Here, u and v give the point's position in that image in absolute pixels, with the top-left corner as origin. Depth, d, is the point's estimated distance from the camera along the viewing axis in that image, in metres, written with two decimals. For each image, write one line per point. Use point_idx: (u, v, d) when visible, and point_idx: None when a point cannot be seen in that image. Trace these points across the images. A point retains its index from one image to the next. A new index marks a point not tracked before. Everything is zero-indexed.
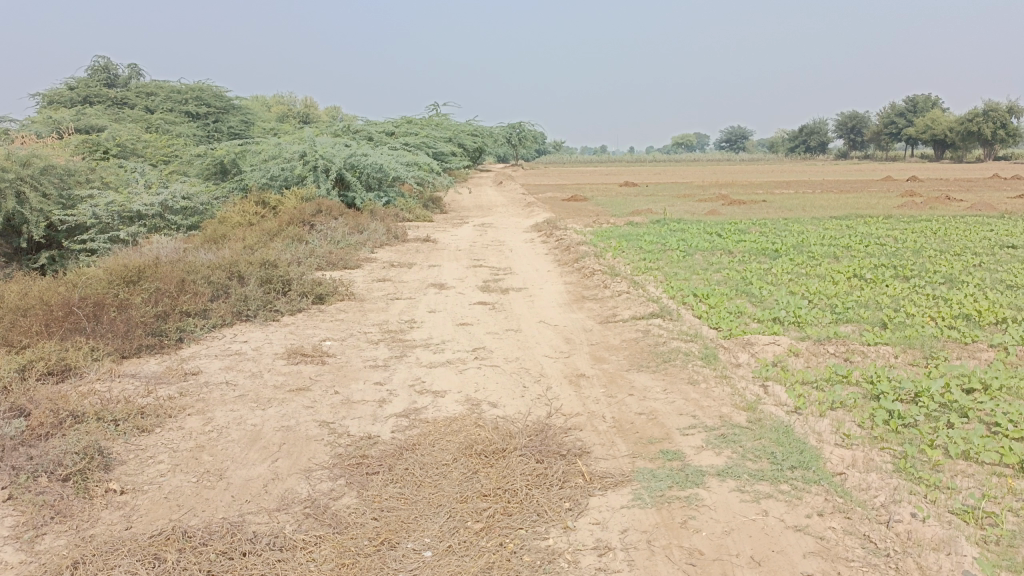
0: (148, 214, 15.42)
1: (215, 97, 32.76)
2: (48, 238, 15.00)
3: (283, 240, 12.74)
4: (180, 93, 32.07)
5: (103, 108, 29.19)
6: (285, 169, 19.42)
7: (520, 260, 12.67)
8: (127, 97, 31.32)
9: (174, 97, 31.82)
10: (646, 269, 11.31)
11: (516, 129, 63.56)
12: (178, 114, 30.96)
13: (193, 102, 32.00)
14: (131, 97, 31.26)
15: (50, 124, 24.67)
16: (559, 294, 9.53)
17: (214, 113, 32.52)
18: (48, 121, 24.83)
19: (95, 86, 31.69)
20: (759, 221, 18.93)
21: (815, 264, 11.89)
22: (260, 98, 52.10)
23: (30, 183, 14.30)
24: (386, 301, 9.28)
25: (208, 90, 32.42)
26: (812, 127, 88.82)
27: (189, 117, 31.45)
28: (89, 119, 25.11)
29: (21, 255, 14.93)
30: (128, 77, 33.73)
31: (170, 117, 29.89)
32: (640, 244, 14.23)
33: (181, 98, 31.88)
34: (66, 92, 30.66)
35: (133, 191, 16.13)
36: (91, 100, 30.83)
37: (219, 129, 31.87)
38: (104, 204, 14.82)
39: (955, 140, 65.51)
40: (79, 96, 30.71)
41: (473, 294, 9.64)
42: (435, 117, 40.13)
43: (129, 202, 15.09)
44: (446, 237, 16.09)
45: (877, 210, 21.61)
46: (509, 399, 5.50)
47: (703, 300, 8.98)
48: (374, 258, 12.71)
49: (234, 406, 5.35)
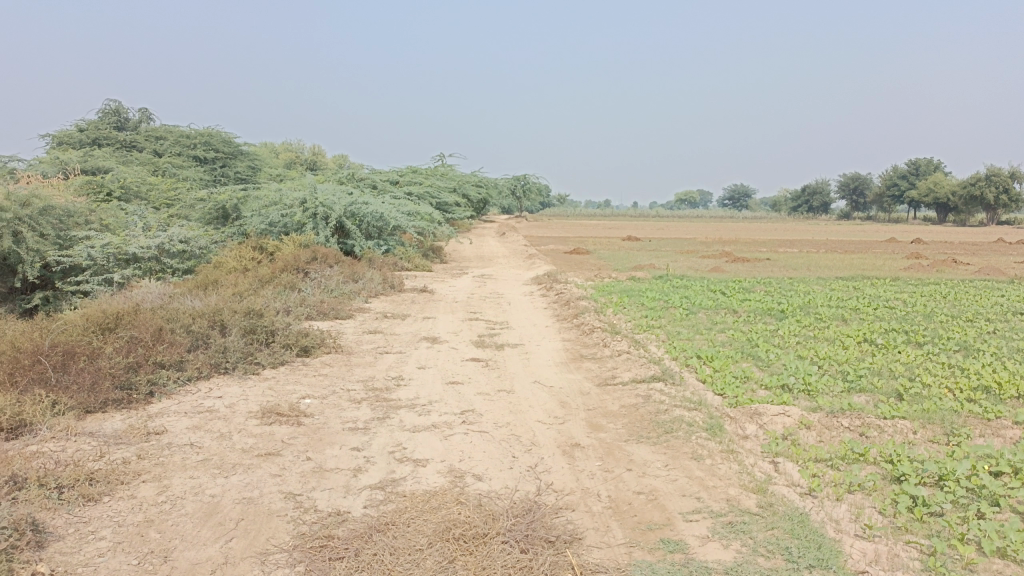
0: (143, 257, 15.18)
1: (223, 142, 32.85)
2: (43, 279, 14.72)
3: (274, 288, 12.37)
4: (188, 138, 32.16)
5: (111, 150, 29.22)
6: (284, 215, 19.18)
7: (518, 314, 12.27)
8: (136, 140, 31.41)
9: (182, 141, 31.92)
10: (648, 327, 10.90)
11: (521, 181, 63.87)
12: (185, 158, 30.99)
13: (201, 147, 32.06)
14: (140, 140, 31.33)
15: (57, 165, 24.62)
16: (556, 352, 9.10)
17: (221, 158, 32.57)
18: (54, 162, 24.79)
19: (104, 129, 31.79)
20: (764, 279, 18.60)
21: (823, 327, 11.48)
22: (267, 144, 52.52)
23: (28, 223, 14.07)
24: (375, 354, 8.85)
25: (216, 136, 32.52)
26: (815, 186, 89.30)
27: (196, 161, 31.47)
28: (95, 161, 25.06)
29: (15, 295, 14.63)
30: (138, 121, 33.89)
31: (176, 161, 29.90)
32: (642, 301, 13.86)
33: (189, 142, 31.97)
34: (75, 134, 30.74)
35: (130, 234, 15.87)
36: (100, 142, 30.88)
37: (225, 174, 31.84)
38: (100, 246, 14.57)
39: (957, 203, 65.72)
40: (88, 137, 30.79)
41: (467, 350, 9.22)
42: (440, 167, 40.23)
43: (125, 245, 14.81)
44: (443, 288, 15.74)
45: (883, 272, 21.29)
46: (496, 471, 5.03)
47: (707, 363, 8.54)
48: (368, 309, 12.33)
49: (194, 473, 4.89)
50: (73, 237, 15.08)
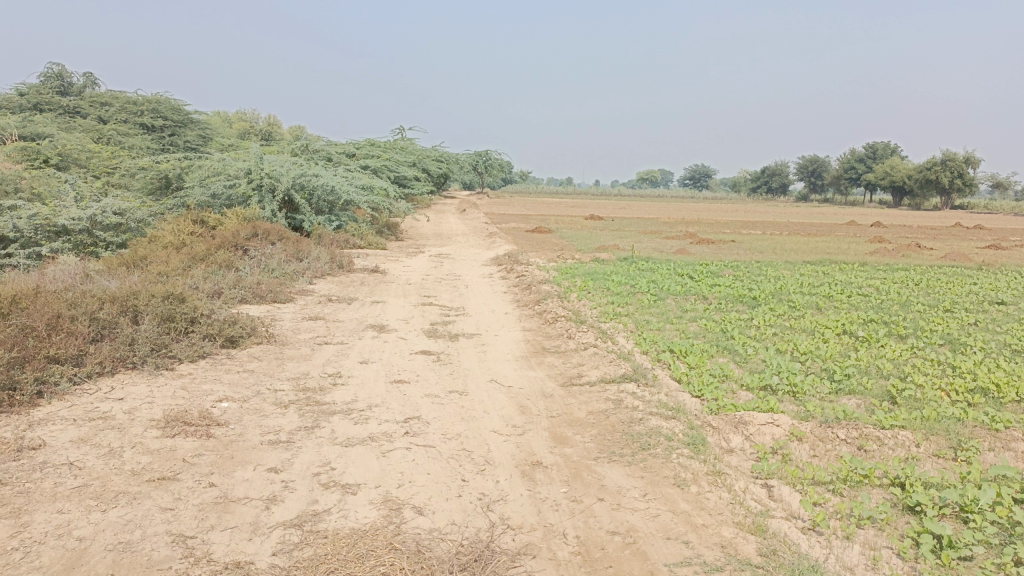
0: (75, 229, 13.83)
1: (173, 110, 31.09)
2: None
3: (209, 267, 11.26)
4: (136, 104, 30.34)
5: (53, 116, 27.41)
6: (229, 186, 17.94)
7: (475, 299, 11.38)
8: (80, 105, 29.55)
9: (130, 108, 30.18)
10: (615, 316, 10.10)
11: (483, 156, 62.66)
12: (132, 126, 29.30)
13: (149, 114, 30.26)
14: (84, 105, 29.44)
15: None
16: (516, 344, 8.23)
17: (171, 126, 30.82)
18: None
19: (46, 93, 29.83)
20: (731, 263, 17.98)
21: (799, 316, 10.83)
22: (220, 114, 50.51)
23: None
24: (312, 346, 7.88)
25: (166, 103, 30.75)
26: (774, 168, 89.78)
27: (144, 129, 29.73)
28: (34, 126, 23.39)
29: None
30: (83, 86, 31.89)
31: (123, 128, 28.15)
32: (607, 285, 13.05)
33: (137, 109, 30.24)
34: (14, 97, 28.78)
35: (60, 203, 14.57)
36: (42, 107, 29.02)
37: (175, 143, 30.15)
38: (26, 217, 13.29)
39: (913, 188, 66.44)
40: (29, 102, 28.77)
41: (417, 341, 8.29)
42: (399, 140, 38.91)
43: (54, 216, 13.57)
44: (396, 268, 14.75)
45: (850, 256, 20.85)
46: (442, 501, 4.17)
47: (682, 359, 7.77)
48: (312, 291, 11.32)
49: (64, 505, 3.91)
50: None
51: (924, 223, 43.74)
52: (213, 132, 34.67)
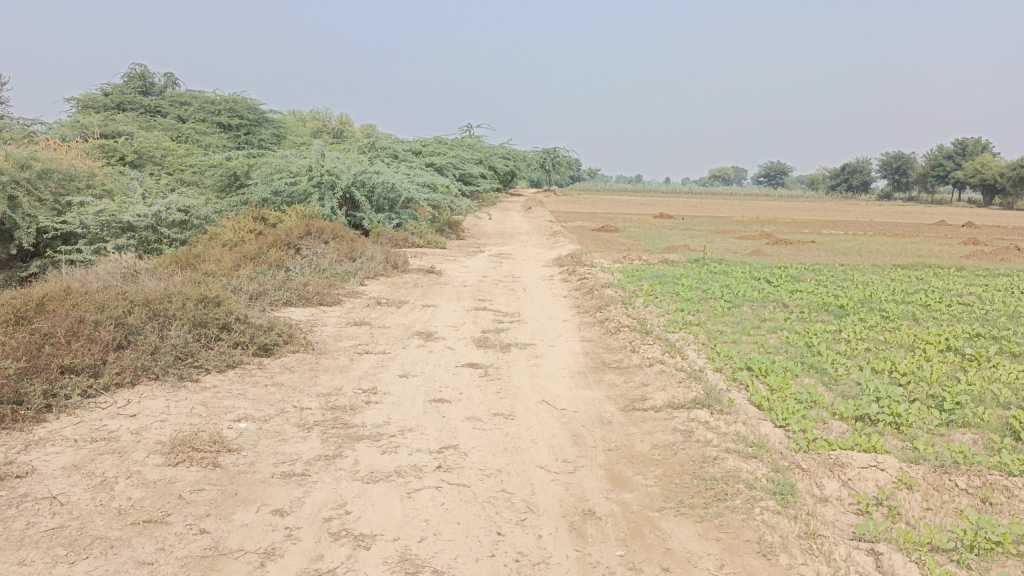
0: (139, 226, 13.46)
1: (248, 109, 31.31)
2: (44, 245, 13.96)
3: (258, 267, 10.84)
4: (213, 104, 30.63)
5: (135, 116, 27.95)
6: (290, 183, 17.69)
7: (532, 304, 10.64)
8: (161, 105, 30.09)
9: (207, 107, 30.52)
10: (685, 326, 9.19)
11: (551, 154, 61.83)
12: (209, 125, 29.64)
13: (226, 114, 30.48)
14: (164, 106, 29.92)
15: (77, 129, 23.41)
16: (573, 358, 7.45)
17: (246, 126, 30.99)
18: (74, 125, 23.53)
19: (129, 94, 30.45)
20: (811, 266, 16.79)
21: (893, 329, 9.73)
22: (294, 115, 51.22)
23: (24, 186, 13.34)
24: (353, 355, 7.27)
25: (242, 102, 30.92)
26: (854, 165, 86.10)
27: (220, 128, 29.99)
28: (114, 125, 23.79)
29: (18, 262, 13.95)
30: (164, 86, 32.50)
31: (200, 127, 28.44)
32: (677, 290, 12.15)
33: (214, 109, 30.55)
34: (100, 98, 29.48)
35: (129, 199, 14.35)
36: (125, 107, 29.65)
37: (250, 142, 30.34)
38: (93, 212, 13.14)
39: (1005, 186, 62.51)
40: (113, 102, 29.43)
41: (465, 351, 7.60)
42: (466, 137, 38.48)
43: (120, 212, 13.36)
44: (454, 269, 14.13)
45: (943, 259, 19.28)
46: (470, 563, 3.44)
47: (761, 379, 6.84)
48: (362, 293, 10.77)
49: (28, 554, 3.34)
50: (68, 200, 13.73)
51: (1020, 223, 40.82)
52: (286, 131, 34.91)
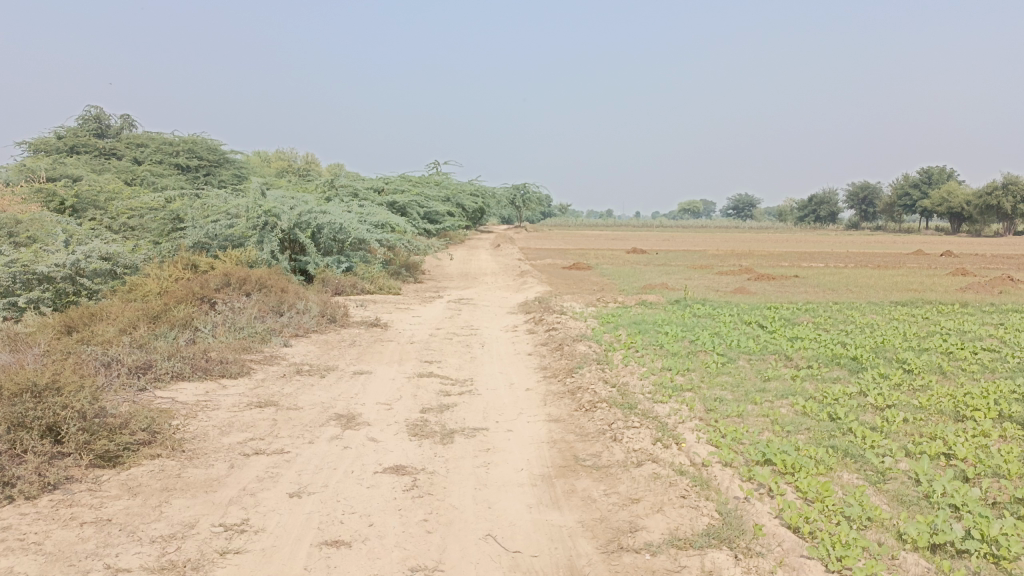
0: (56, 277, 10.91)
1: (208, 150, 29.35)
2: None
3: (157, 329, 8.89)
4: (171, 145, 28.58)
5: (86, 159, 25.81)
6: (226, 227, 15.77)
7: (489, 366, 8.83)
8: (116, 147, 27.92)
9: (164, 149, 28.41)
10: (676, 393, 7.40)
11: (521, 190, 60.43)
12: (166, 166, 27.54)
13: (184, 154, 28.52)
14: (120, 147, 27.82)
15: (20, 173, 21.25)
16: (536, 450, 5.61)
17: (206, 167, 28.99)
18: (19, 169, 21.33)
19: (83, 136, 28.23)
20: (804, 305, 15.25)
21: (924, 390, 8.05)
22: (259, 155, 49.52)
23: None
24: (238, 460, 5.35)
25: (202, 142, 28.98)
26: (822, 197, 86.18)
27: (178, 170, 27.93)
28: (57, 168, 21.63)
29: None
30: (121, 128, 30.31)
31: (157, 169, 26.37)
32: (661, 340, 10.42)
33: (172, 150, 28.49)
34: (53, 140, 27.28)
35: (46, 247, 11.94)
36: (78, 150, 27.41)
37: (209, 183, 28.28)
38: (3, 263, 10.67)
39: (973, 214, 62.34)
40: (65, 145, 27.33)
41: (392, 444, 5.73)
42: (432, 174, 36.85)
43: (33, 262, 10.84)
44: (402, 321, 12.27)
45: (940, 294, 17.87)
46: None
47: (790, 481, 5.06)
48: (283, 358, 8.86)
49: None
50: None
51: (991, 251, 39.90)
52: (250, 173, 32.97)
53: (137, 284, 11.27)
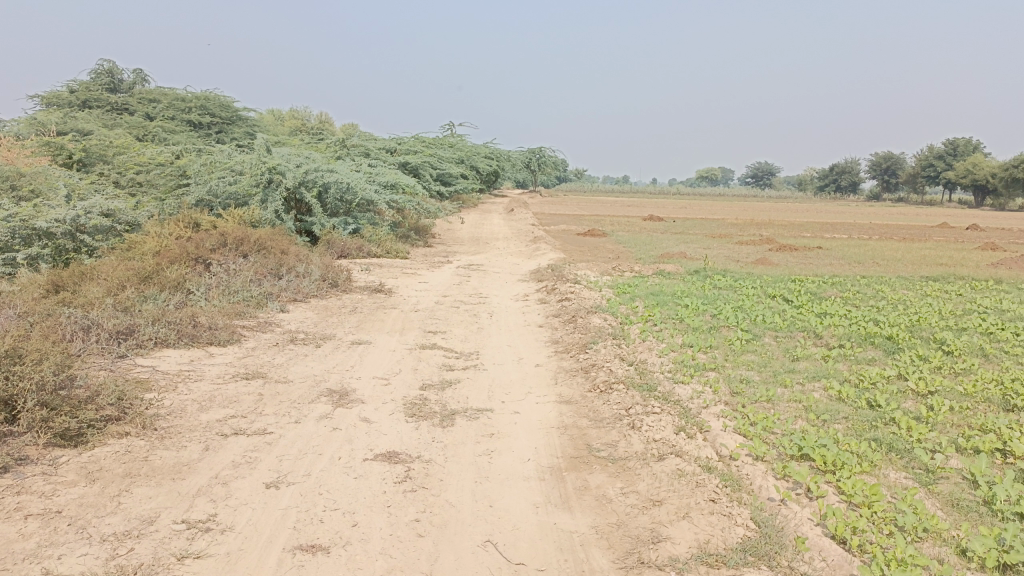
0: (55, 233, 10.15)
1: (220, 107, 28.60)
2: None
3: (146, 290, 8.35)
4: (183, 100, 27.82)
5: (97, 113, 25.13)
6: (230, 184, 15.15)
7: (497, 338, 8.26)
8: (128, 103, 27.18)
9: (176, 105, 27.68)
10: (698, 373, 6.81)
11: (536, 154, 59.38)
12: (178, 123, 26.84)
13: (196, 111, 27.80)
14: (131, 102, 27.06)
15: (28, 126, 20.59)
16: (545, 437, 5.06)
17: (218, 124, 28.27)
18: (28, 122, 20.66)
19: (96, 90, 27.52)
20: (830, 278, 14.57)
21: (968, 375, 7.43)
22: (273, 114, 48.80)
23: None
24: (214, 441, 4.81)
25: (214, 100, 28.25)
26: (842, 166, 84.50)
27: (190, 127, 27.25)
28: (65, 122, 20.96)
29: None
30: (133, 83, 29.53)
31: (168, 126, 25.69)
32: (680, 313, 9.80)
33: (184, 106, 27.75)
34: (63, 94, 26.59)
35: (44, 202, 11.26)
36: (90, 104, 26.72)
37: (221, 140, 27.60)
38: (1, 216, 9.90)
39: (997, 187, 60.78)
40: (77, 99, 26.62)
41: (386, 426, 5.18)
42: (446, 136, 35.99)
43: (32, 216, 10.06)
44: (407, 286, 11.70)
45: (970, 269, 17.14)
46: None
47: (832, 481, 4.48)
48: (279, 325, 8.32)
49: None
50: None
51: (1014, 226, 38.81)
52: (262, 132, 32.19)
53: (135, 243, 10.64)
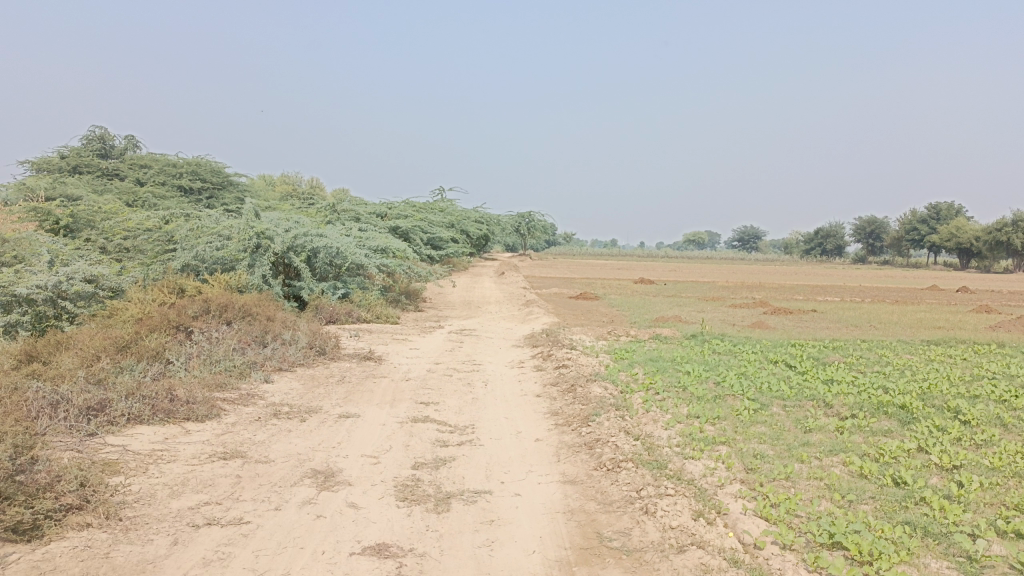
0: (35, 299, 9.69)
1: (211, 173, 28.51)
2: None
3: (123, 360, 7.89)
4: (175, 166, 27.75)
5: (87, 179, 24.93)
6: (216, 249, 14.80)
7: (493, 409, 7.82)
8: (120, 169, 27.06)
9: (168, 170, 27.57)
10: (709, 448, 6.38)
11: (525, 218, 59.59)
12: (169, 188, 26.68)
13: (188, 177, 27.67)
14: (123, 168, 26.93)
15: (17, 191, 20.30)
16: (551, 525, 4.61)
17: (209, 189, 28.12)
18: (16, 188, 20.38)
19: (88, 157, 27.42)
20: (830, 342, 14.23)
21: (991, 447, 7.02)
22: (264, 179, 48.94)
23: None
24: (184, 533, 4.33)
25: (205, 165, 28.17)
26: (828, 229, 85.37)
27: (180, 192, 27.06)
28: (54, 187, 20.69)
29: None
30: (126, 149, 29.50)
31: (159, 191, 25.50)
32: (683, 381, 9.40)
33: (176, 171, 27.65)
34: (55, 161, 26.45)
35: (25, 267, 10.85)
36: (81, 171, 26.56)
37: (211, 205, 27.42)
38: None
39: (982, 250, 61.31)
40: (68, 164, 26.47)
41: (375, 513, 4.71)
42: (437, 201, 36.01)
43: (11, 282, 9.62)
44: (398, 354, 11.28)
45: (969, 332, 16.87)
46: None
47: (871, 574, 4.04)
48: (262, 397, 7.86)
49: None
50: None
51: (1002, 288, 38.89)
52: (253, 198, 32.09)
53: (115, 310, 10.21)
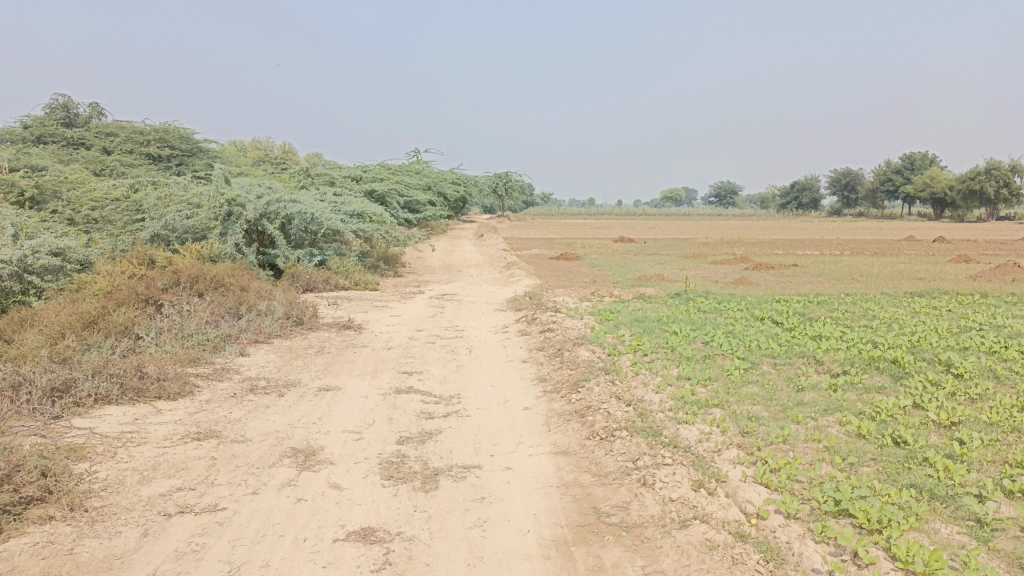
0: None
1: (181, 140, 27.69)
2: None
3: (89, 337, 7.53)
4: (142, 134, 26.92)
5: (51, 148, 24.09)
6: (187, 218, 14.30)
7: (478, 377, 7.58)
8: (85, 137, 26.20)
9: (135, 138, 26.73)
10: (703, 412, 6.19)
11: (503, 178, 58.94)
12: (137, 156, 25.89)
13: (156, 144, 26.86)
14: (88, 137, 26.06)
15: None
16: (545, 500, 4.39)
17: (179, 156, 27.34)
18: None
19: (51, 126, 26.49)
20: (814, 297, 14.12)
21: (985, 401, 6.91)
22: (235, 145, 47.83)
23: None
24: (156, 522, 4.05)
25: (174, 132, 27.34)
26: (805, 183, 85.52)
27: (149, 159, 26.27)
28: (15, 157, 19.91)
29: None
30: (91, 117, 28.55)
31: (126, 159, 24.72)
32: (671, 342, 9.22)
33: (144, 139, 26.82)
34: (17, 130, 25.53)
35: None
36: (44, 141, 25.67)
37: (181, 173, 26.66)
38: None
39: (956, 200, 61.76)
40: (32, 134, 25.56)
41: (360, 494, 4.47)
42: (413, 163, 35.37)
43: None
44: (378, 321, 10.98)
45: (950, 283, 16.86)
46: None
47: (881, 542, 3.86)
48: (238, 371, 7.55)
49: None
50: None
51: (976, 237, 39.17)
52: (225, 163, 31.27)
53: (81, 284, 9.79)
